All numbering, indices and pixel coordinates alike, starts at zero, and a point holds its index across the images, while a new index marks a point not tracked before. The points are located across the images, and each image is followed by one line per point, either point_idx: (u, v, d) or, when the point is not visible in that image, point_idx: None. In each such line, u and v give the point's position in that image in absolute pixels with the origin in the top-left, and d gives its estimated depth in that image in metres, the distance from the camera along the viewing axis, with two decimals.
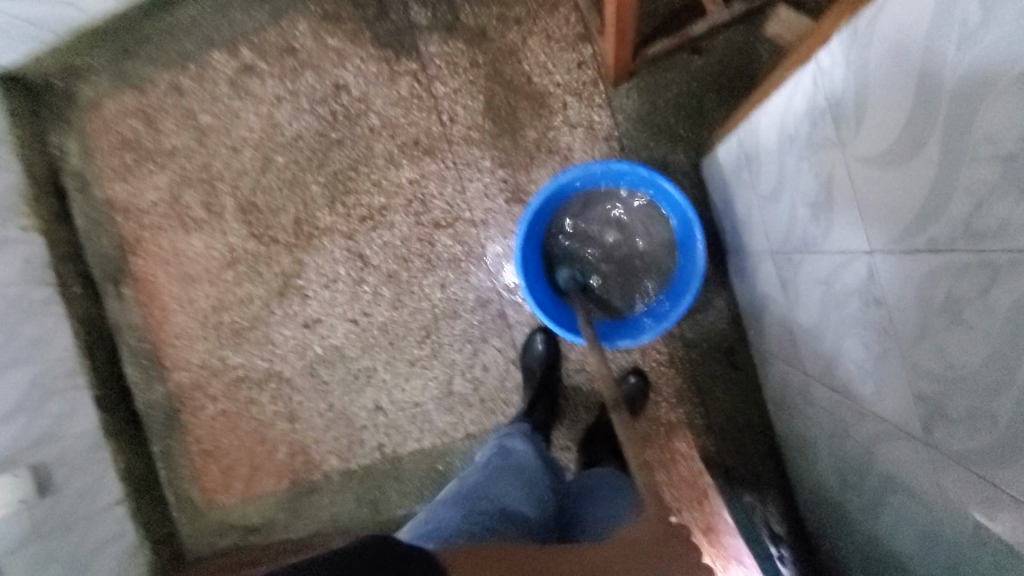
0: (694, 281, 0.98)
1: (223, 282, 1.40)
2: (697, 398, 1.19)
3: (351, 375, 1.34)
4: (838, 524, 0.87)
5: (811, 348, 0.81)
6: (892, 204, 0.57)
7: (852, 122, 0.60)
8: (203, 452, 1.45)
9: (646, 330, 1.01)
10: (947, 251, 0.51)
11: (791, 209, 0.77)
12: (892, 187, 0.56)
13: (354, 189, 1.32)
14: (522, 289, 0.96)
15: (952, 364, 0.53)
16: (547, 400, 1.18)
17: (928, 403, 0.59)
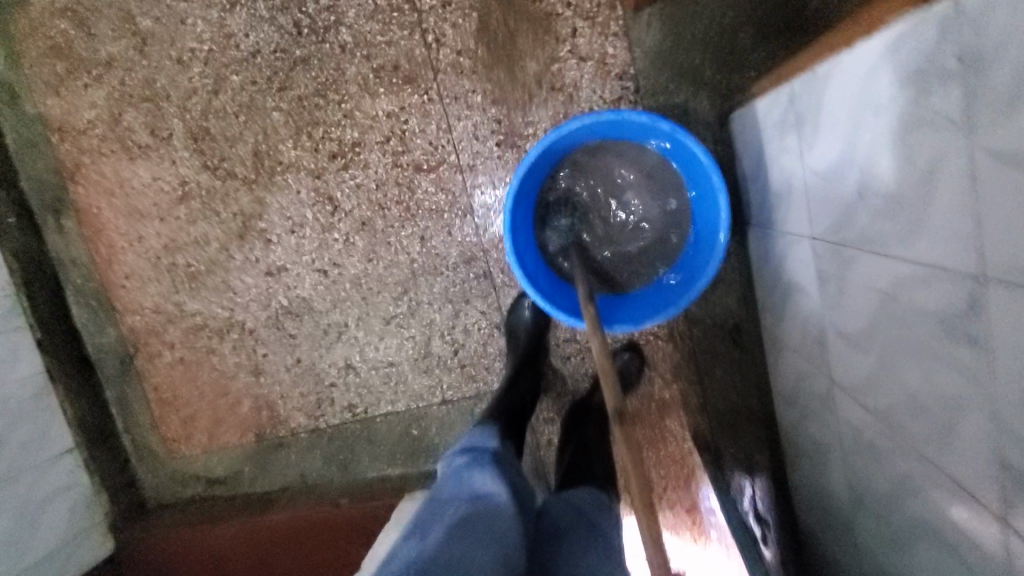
0: (713, 259, 0.84)
1: (175, 218, 1.24)
2: (695, 378, 1.10)
3: (320, 330, 1.23)
4: (836, 533, 0.80)
5: (830, 359, 0.66)
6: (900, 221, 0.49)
7: (860, 124, 0.51)
8: (161, 402, 1.35)
9: (651, 311, 0.88)
10: (962, 282, 0.43)
11: (826, 192, 0.60)
12: (903, 201, 0.48)
13: (323, 120, 1.13)
14: (513, 258, 0.82)
15: (954, 402, 0.47)
16: (531, 372, 1.07)
17: (922, 435, 0.53)
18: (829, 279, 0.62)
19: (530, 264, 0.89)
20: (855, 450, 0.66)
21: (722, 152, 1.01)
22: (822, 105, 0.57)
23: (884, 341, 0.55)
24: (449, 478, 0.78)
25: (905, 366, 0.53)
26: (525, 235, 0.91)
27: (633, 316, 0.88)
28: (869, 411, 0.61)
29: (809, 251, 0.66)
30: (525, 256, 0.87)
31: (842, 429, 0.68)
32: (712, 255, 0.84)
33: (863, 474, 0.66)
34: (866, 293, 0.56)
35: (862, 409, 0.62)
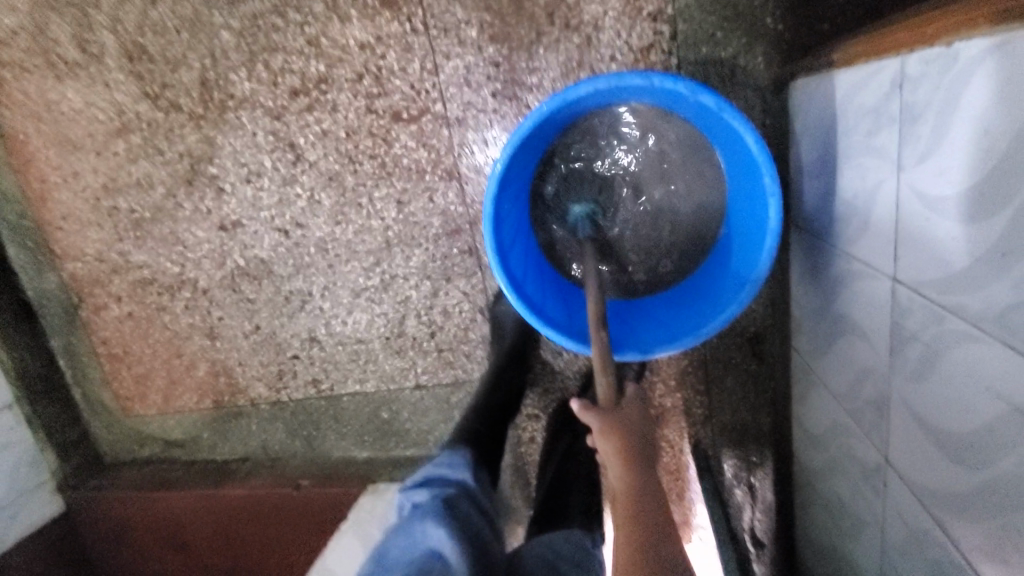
0: (749, 278, 0.67)
1: (114, 154, 1.06)
2: (702, 387, 0.93)
3: (281, 297, 1.08)
4: None
5: (893, 436, 0.51)
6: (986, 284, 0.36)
7: (968, 148, 0.37)
8: (111, 356, 1.21)
9: (662, 332, 0.72)
10: None
11: (928, 228, 0.42)
12: (997, 262, 0.35)
13: (282, 46, 0.92)
14: (495, 259, 0.66)
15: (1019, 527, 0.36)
16: (517, 379, 0.91)
17: (967, 541, 0.42)
18: (911, 342, 0.45)
19: (519, 261, 0.73)
20: (902, 549, 0.52)
21: (771, 125, 0.81)
22: (952, 101, 0.38)
23: (978, 455, 0.39)
24: (399, 532, 0.66)
25: (1001, 500, 0.37)
26: (516, 223, 0.74)
27: (641, 336, 0.73)
28: (935, 524, 0.45)
29: (889, 295, 0.48)
30: (512, 252, 0.71)
31: (886, 513, 0.54)
32: (749, 274, 0.67)
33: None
34: (964, 383, 0.39)
35: (925, 516, 0.47)
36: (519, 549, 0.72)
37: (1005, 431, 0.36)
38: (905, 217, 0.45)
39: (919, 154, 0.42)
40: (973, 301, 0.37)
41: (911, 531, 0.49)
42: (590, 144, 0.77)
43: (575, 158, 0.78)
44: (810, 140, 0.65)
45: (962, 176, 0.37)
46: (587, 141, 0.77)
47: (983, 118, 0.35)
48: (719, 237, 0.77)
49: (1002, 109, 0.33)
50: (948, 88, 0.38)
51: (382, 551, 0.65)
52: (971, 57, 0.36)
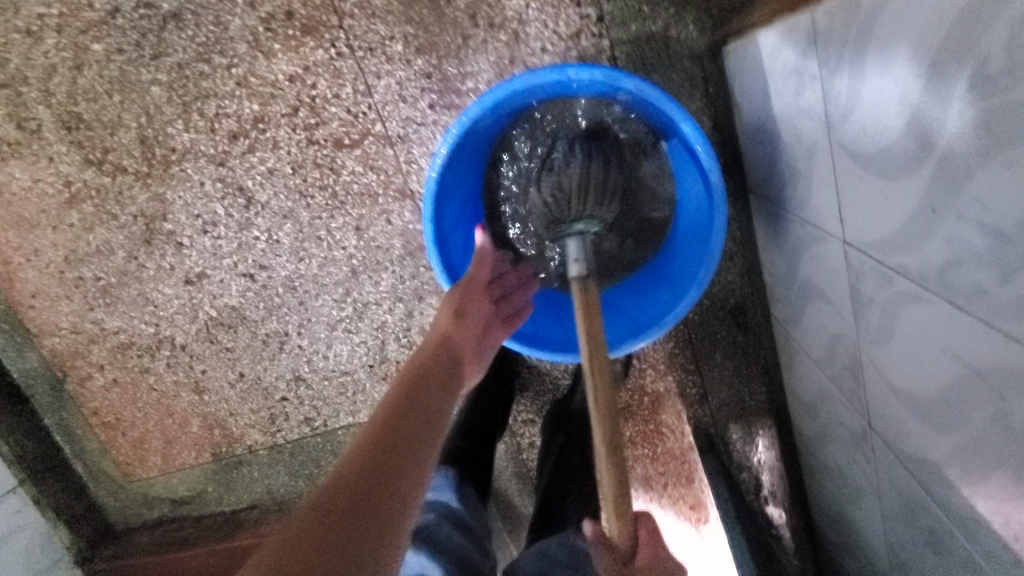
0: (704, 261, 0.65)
1: (68, 225, 1.02)
2: (690, 367, 0.91)
3: (259, 341, 1.06)
4: (857, 559, 0.67)
5: (871, 402, 0.49)
6: (921, 240, 0.34)
7: (880, 101, 0.35)
8: (106, 426, 1.18)
9: (628, 329, 0.72)
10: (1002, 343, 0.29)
11: (863, 188, 0.39)
12: (927, 215, 0.33)
13: (213, 91, 0.90)
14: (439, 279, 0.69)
15: (993, 484, 0.35)
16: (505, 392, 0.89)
17: (951, 500, 0.40)
18: (869, 305, 0.43)
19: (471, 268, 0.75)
20: (897, 515, 0.50)
21: (714, 91, 0.78)
22: (861, 51, 0.36)
23: (948, 420, 0.37)
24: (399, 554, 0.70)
25: (977, 465, 0.35)
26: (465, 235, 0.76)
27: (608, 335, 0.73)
28: (923, 491, 0.44)
29: (842, 258, 0.46)
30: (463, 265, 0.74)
31: (880, 481, 0.52)
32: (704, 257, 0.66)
33: (908, 546, 0.49)
34: (921, 342, 0.37)
35: (911, 482, 0.45)
36: (516, 562, 0.72)
37: (967, 395, 0.34)
38: (841, 178, 0.42)
39: (840, 112, 0.40)
40: (917, 261, 0.35)
41: (902, 495, 0.47)
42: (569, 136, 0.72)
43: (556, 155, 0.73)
44: (748, 104, 0.63)
45: (880, 131, 0.36)
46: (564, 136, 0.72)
47: (890, 68, 0.33)
48: (676, 218, 0.76)
49: (906, 57, 0.31)
50: (853, 41, 0.36)
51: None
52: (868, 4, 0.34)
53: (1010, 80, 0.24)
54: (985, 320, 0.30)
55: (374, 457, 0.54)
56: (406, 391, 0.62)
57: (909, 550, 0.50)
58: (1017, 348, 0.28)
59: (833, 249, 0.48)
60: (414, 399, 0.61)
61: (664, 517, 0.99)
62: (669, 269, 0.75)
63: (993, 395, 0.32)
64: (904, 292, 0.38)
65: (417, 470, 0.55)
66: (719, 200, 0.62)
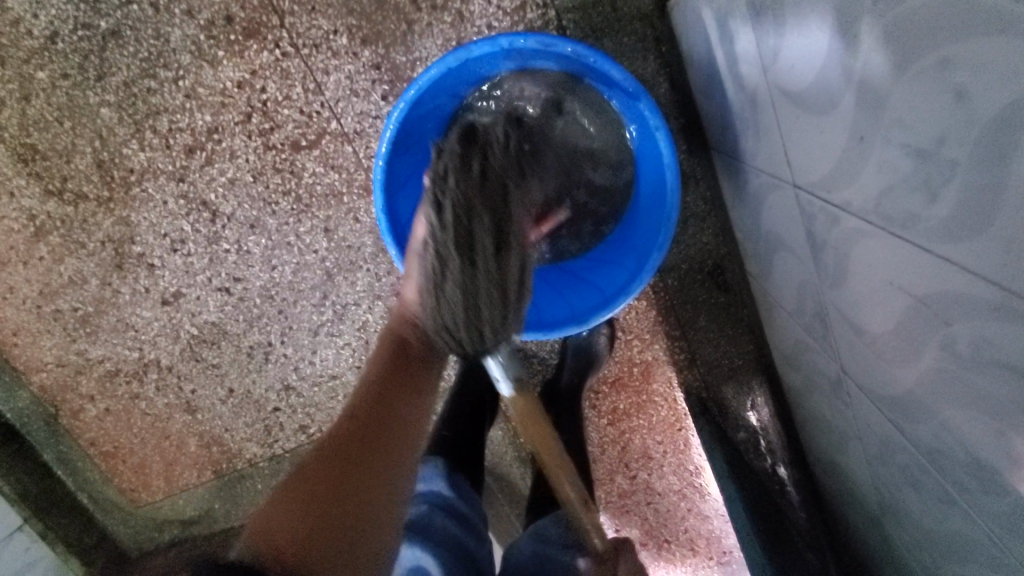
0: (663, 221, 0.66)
1: (39, 259, 1.01)
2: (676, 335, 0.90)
3: (244, 354, 1.05)
4: (850, 503, 0.66)
5: (840, 348, 0.48)
6: (851, 170, 0.34)
7: (795, 35, 0.35)
8: (105, 455, 1.17)
9: (596, 297, 0.72)
10: (936, 259, 0.29)
11: (800, 128, 0.39)
12: (853, 143, 0.33)
13: (163, 107, 0.89)
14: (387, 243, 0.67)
15: (945, 406, 0.34)
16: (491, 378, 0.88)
17: (917, 432, 0.39)
18: (822, 247, 0.43)
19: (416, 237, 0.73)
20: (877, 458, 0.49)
21: (668, 51, 0.77)
22: None
23: (904, 354, 0.36)
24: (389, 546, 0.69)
25: (935, 394, 0.35)
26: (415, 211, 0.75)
27: (577, 306, 0.73)
28: (894, 429, 0.43)
29: (794, 203, 0.45)
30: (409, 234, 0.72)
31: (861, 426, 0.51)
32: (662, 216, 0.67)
33: (891, 488, 0.49)
34: (868, 276, 0.37)
35: (885, 423, 0.44)
36: (514, 545, 0.72)
37: (916, 326, 0.33)
38: (781, 123, 0.42)
39: (763, 53, 0.40)
40: (857, 194, 0.34)
41: (878, 437, 0.47)
42: (465, 190, 0.61)
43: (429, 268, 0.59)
44: (694, 61, 0.62)
45: (800, 65, 0.36)
46: (454, 202, 0.60)
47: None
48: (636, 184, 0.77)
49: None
50: None
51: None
52: None
53: None
54: (924, 245, 0.30)
55: (350, 437, 0.49)
56: (385, 376, 0.53)
57: (894, 492, 0.49)
58: (948, 258, 0.28)
59: (784, 197, 0.48)
60: (392, 388, 0.53)
61: (664, 488, 0.97)
62: (631, 234, 0.75)
63: (938, 322, 0.31)
64: (845, 229, 0.37)
65: (390, 481, 0.49)
66: (670, 154, 0.63)
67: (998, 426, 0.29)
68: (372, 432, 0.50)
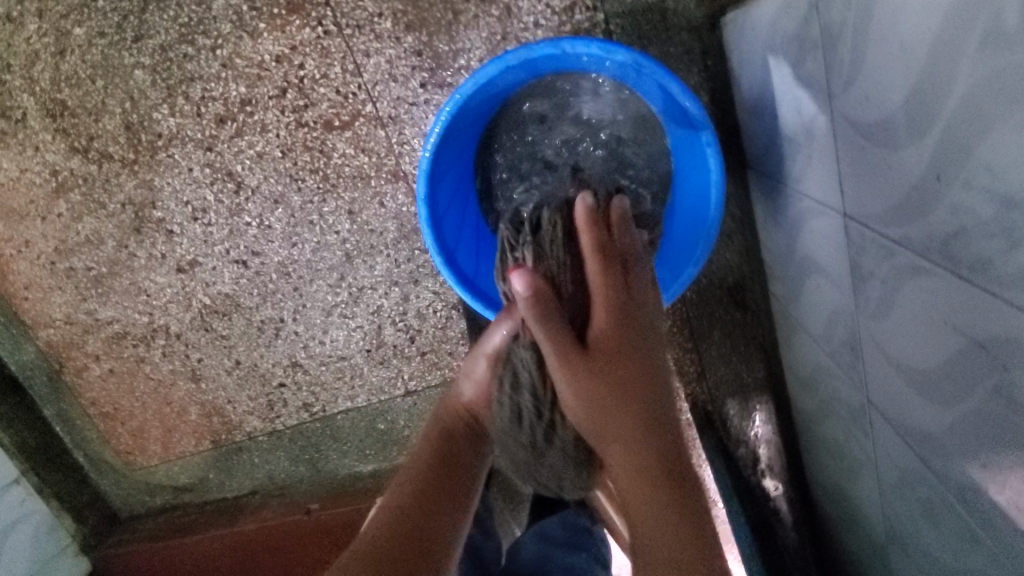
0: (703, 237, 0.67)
1: (58, 215, 1.00)
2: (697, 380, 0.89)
3: (255, 328, 1.05)
4: (855, 531, 0.67)
5: (869, 377, 0.48)
6: (915, 211, 0.34)
7: (871, 71, 0.35)
8: (104, 416, 1.17)
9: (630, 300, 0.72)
10: (999, 307, 0.30)
11: (867, 160, 0.38)
12: (921, 185, 0.33)
13: (198, 74, 0.88)
14: (427, 235, 0.65)
15: (988, 450, 0.35)
16: None
17: (950, 471, 0.40)
18: (868, 279, 0.43)
19: (452, 227, 0.70)
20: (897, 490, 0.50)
21: (713, 65, 0.76)
22: (863, 21, 0.34)
23: (950, 392, 0.37)
24: None
25: (979, 433, 0.35)
26: (455, 197, 0.72)
27: None
28: (923, 465, 0.43)
29: (842, 231, 0.46)
30: (446, 220, 0.68)
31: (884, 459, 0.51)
32: (703, 230, 0.67)
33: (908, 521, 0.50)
34: (918, 312, 0.37)
35: (914, 460, 0.44)
36: (517, 545, 0.72)
37: (970, 368, 0.34)
38: (844, 151, 0.42)
39: (840, 82, 0.39)
40: (921, 231, 0.34)
41: (902, 470, 0.47)
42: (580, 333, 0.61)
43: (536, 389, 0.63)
44: (744, 78, 0.62)
45: (873, 101, 0.36)
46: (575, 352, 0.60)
47: (879, 37, 0.33)
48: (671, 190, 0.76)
49: (911, 26, 0.30)
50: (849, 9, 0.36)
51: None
52: None
53: (994, 41, 0.25)
54: (985, 291, 0.30)
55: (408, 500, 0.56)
56: (430, 458, 0.61)
57: (911, 527, 0.49)
58: (1012, 306, 0.28)
59: (833, 226, 0.48)
60: (441, 457, 0.61)
61: None
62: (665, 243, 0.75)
63: (996, 366, 0.32)
64: (901, 267, 0.38)
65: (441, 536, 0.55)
66: (719, 170, 0.63)
67: None
68: (425, 499, 0.57)
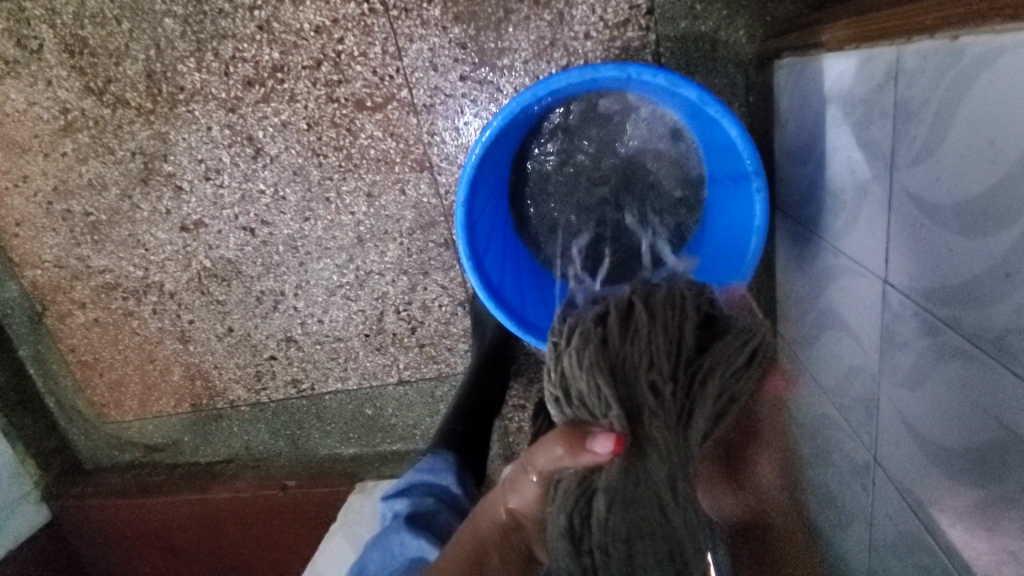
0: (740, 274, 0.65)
1: (62, 155, 0.96)
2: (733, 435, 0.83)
3: (253, 297, 1.03)
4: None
5: (882, 437, 0.50)
6: (972, 299, 0.35)
7: (952, 156, 0.35)
8: (82, 365, 1.13)
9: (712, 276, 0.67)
10: None
11: (924, 236, 0.39)
12: (984, 277, 0.34)
13: (231, 32, 0.86)
14: (461, 243, 0.63)
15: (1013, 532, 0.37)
16: (501, 385, 0.91)
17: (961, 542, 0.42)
18: (902, 347, 0.44)
19: (485, 230, 0.68)
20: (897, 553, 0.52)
21: (755, 102, 0.76)
22: (951, 103, 0.35)
23: (981, 474, 0.38)
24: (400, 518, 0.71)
25: (1006, 517, 0.37)
26: (490, 200, 0.70)
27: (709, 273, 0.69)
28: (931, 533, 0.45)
29: (879, 296, 0.47)
30: (480, 223, 0.66)
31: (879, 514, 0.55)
32: (736, 269, 0.65)
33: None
34: (957, 391, 0.39)
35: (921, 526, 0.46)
36: None
37: (1005, 454, 0.35)
38: (899, 222, 0.42)
39: (912, 157, 0.40)
40: (974, 318, 0.35)
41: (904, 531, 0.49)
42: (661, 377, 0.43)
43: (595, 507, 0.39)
44: (793, 123, 0.63)
45: (948, 185, 0.36)
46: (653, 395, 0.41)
47: (968, 128, 0.33)
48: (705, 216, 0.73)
49: (1003, 124, 0.30)
50: (936, 89, 0.36)
51: (361, 563, 0.71)
52: (956, 59, 0.33)
53: None
54: None
55: None
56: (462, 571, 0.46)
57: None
58: None
59: (870, 289, 0.49)
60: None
61: None
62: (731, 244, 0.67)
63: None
64: (945, 345, 0.39)
65: None
66: (761, 218, 0.62)
67: None
68: None
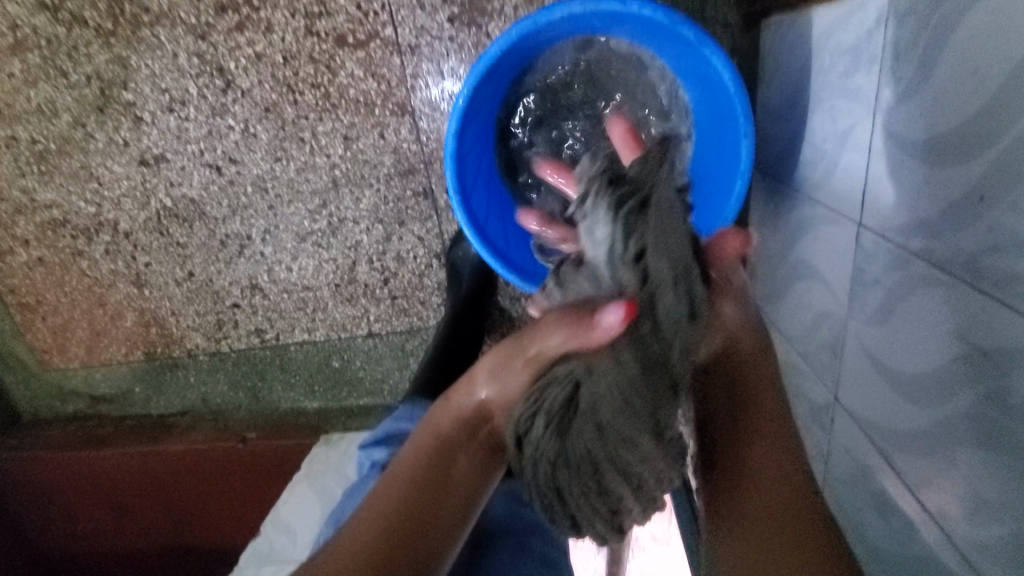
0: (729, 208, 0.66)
1: (8, 75, 0.89)
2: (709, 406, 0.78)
3: (216, 241, 0.98)
4: None
5: (846, 374, 0.58)
6: (949, 225, 0.42)
7: (940, 94, 0.41)
8: (23, 307, 1.05)
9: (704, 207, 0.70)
10: (1005, 312, 0.38)
11: (905, 171, 0.46)
12: (961, 203, 0.41)
13: None
14: (449, 177, 0.64)
15: (958, 432, 0.45)
16: (472, 337, 0.92)
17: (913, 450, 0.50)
18: (873, 287, 0.52)
19: (473, 168, 0.69)
20: (883, 508, 0.55)
21: (741, 67, 0.74)
22: (938, 43, 0.40)
23: (940, 393, 0.46)
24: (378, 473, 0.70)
25: (954, 419, 0.45)
26: (480, 139, 0.71)
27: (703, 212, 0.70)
28: (890, 448, 0.53)
29: (851, 240, 0.54)
30: (469, 160, 0.68)
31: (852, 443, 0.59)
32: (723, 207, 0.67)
33: (898, 537, 0.54)
34: (924, 314, 0.46)
35: (883, 445, 0.54)
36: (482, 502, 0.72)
37: (963, 363, 0.43)
38: (880, 163, 0.49)
39: (901, 98, 0.45)
40: (950, 240, 0.42)
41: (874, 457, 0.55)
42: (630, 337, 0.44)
43: (606, 415, 0.44)
44: (773, 91, 0.69)
45: (932, 121, 0.42)
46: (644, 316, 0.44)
47: (956, 63, 0.39)
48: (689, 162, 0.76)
49: (989, 53, 0.36)
50: (926, 33, 0.41)
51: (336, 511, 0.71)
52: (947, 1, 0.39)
53: None
54: (995, 296, 0.38)
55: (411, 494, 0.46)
56: (433, 444, 0.50)
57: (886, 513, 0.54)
58: (1010, 310, 0.37)
59: (844, 236, 0.55)
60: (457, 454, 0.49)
61: None
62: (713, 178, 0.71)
63: (996, 373, 0.40)
64: (918, 276, 0.46)
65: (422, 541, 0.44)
66: (749, 158, 0.63)
67: (1011, 445, 0.40)
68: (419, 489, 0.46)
